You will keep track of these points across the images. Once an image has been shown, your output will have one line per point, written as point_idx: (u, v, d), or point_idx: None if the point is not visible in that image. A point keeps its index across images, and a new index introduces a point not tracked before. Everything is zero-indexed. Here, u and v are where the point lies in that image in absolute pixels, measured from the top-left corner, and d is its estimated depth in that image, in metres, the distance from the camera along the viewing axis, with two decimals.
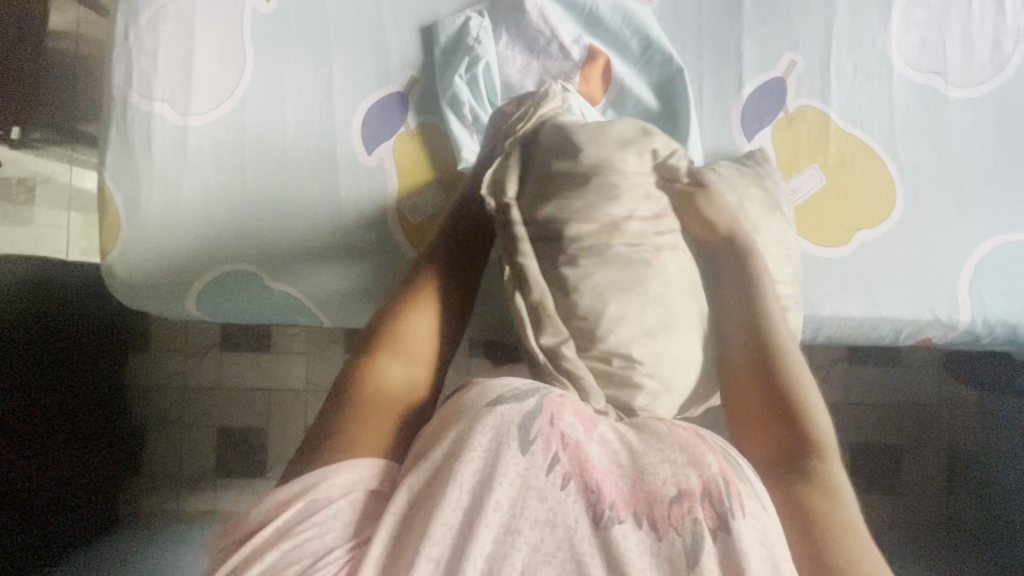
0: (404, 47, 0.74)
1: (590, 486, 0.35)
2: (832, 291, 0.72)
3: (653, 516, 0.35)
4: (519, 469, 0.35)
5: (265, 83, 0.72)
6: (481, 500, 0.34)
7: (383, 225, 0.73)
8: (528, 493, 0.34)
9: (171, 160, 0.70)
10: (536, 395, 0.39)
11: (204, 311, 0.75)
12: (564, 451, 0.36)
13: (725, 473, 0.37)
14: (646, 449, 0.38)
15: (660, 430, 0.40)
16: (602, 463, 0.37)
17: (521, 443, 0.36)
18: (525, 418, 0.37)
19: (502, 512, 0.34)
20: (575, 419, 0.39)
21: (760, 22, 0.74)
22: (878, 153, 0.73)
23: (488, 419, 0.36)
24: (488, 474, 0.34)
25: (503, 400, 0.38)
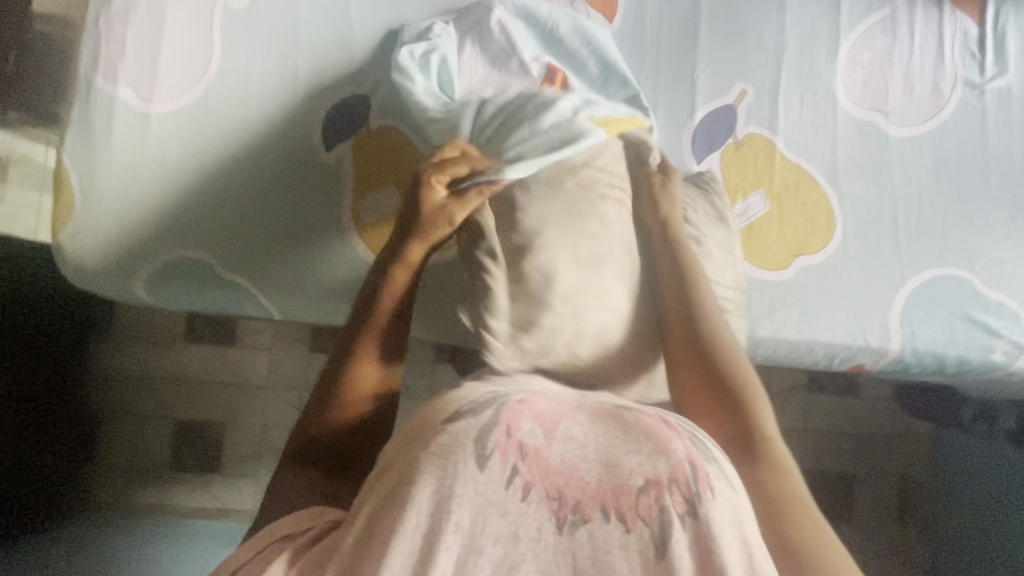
0: (373, 54, 0.77)
1: (553, 489, 0.35)
2: (773, 313, 0.74)
3: (621, 508, 0.34)
4: (477, 488, 0.34)
5: (232, 79, 0.74)
6: (438, 526, 0.33)
7: (339, 223, 0.75)
8: (487, 509, 0.34)
9: (132, 144, 0.71)
10: (492, 406, 0.38)
11: (152, 295, 0.75)
12: (523, 460, 0.35)
13: (692, 457, 0.37)
14: (615, 440, 0.37)
15: (626, 419, 0.39)
16: (566, 461, 0.36)
17: (476, 458, 0.34)
18: (481, 430, 0.36)
19: (462, 533, 0.33)
20: (533, 425, 0.37)
21: (715, 50, 0.77)
22: (819, 183, 0.76)
23: (442, 439, 0.35)
24: (441, 497, 0.33)
25: (460, 416, 0.37)
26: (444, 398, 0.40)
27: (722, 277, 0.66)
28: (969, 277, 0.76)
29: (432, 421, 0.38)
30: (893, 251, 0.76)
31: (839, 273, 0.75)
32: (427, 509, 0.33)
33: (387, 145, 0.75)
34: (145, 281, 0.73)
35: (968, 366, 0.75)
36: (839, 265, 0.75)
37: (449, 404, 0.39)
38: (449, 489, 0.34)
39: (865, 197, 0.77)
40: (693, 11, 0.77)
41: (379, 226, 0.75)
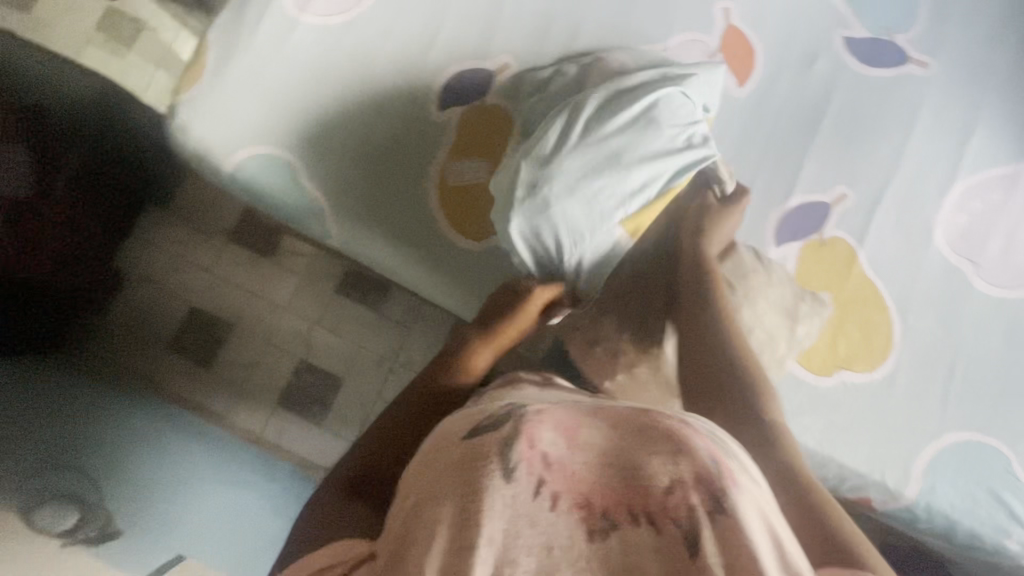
0: (512, 37, 0.79)
1: (580, 497, 0.36)
2: (798, 415, 0.73)
3: (649, 509, 0.35)
4: (506, 500, 0.36)
5: (379, 17, 0.78)
6: (470, 534, 0.35)
7: (425, 178, 0.77)
8: (519, 519, 0.36)
9: (271, 40, 0.76)
10: (513, 422, 0.40)
11: (231, 181, 0.78)
12: (546, 472, 0.37)
13: (714, 455, 0.37)
14: (639, 444, 0.38)
15: (646, 424, 0.40)
16: (589, 467, 0.38)
17: (503, 471, 0.37)
18: (504, 447, 0.38)
19: (496, 544, 0.35)
20: (554, 436, 0.39)
21: (831, 149, 0.78)
22: (889, 307, 0.75)
23: (459, 458, 0.39)
24: (475, 503, 0.36)
25: (478, 433, 0.41)
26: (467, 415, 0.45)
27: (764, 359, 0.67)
28: (1006, 451, 0.73)
29: (451, 439, 0.42)
30: (941, 396, 0.74)
31: (880, 402, 0.73)
32: (459, 512, 0.36)
33: (492, 124, 0.78)
34: (230, 167, 0.76)
35: (977, 541, 0.73)
36: (882, 393, 0.74)
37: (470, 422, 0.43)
38: (479, 502, 0.36)
39: (929, 339, 0.75)
40: (821, 105, 0.78)
41: (459, 193, 0.77)
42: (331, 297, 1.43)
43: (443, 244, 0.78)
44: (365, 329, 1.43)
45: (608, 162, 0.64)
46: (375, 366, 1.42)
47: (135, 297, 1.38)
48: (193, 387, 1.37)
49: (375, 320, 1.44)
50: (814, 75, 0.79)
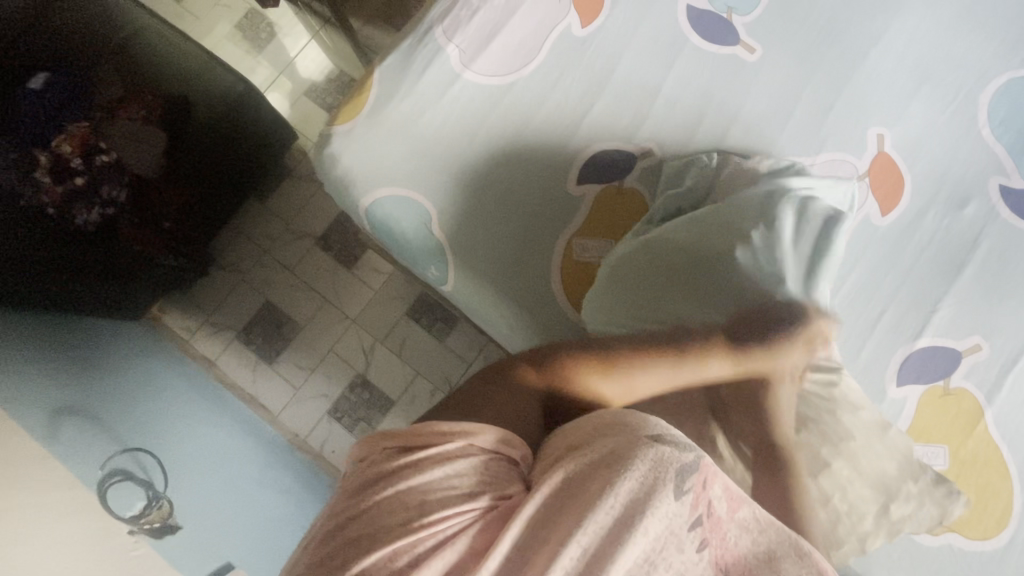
0: (661, 125, 0.80)
1: (721, 562, 0.43)
2: (894, 567, 0.69)
3: None
4: (670, 514, 0.41)
5: (536, 84, 0.81)
6: (630, 527, 0.39)
7: (549, 246, 0.79)
8: (670, 540, 0.41)
9: (431, 89, 0.80)
10: (695, 454, 0.44)
11: (362, 214, 0.81)
12: (711, 523, 0.43)
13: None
14: (792, 559, 0.44)
15: (803, 547, 0.45)
16: (739, 543, 0.44)
17: (676, 489, 0.41)
18: (684, 468, 0.42)
19: (648, 539, 0.40)
20: (722, 494, 0.45)
21: (972, 294, 0.75)
22: (1011, 476, 0.71)
23: (649, 451, 0.42)
24: (641, 503, 0.40)
25: (665, 442, 0.43)
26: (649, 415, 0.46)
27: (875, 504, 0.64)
28: None
29: (635, 430, 0.44)
30: None
31: (986, 574, 0.69)
32: (626, 498, 0.40)
33: (628, 208, 0.78)
34: (366, 203, 0.79)
35: None
36: (991, 564, 0.69)
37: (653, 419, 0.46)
38: (648, 501, 0.40)
39: None
40: (966, 249, 0.76)
41: (581, 268, 0.78)
42: (400, 319, 1.45)
43: (554, 312, 0.79)
44: (426, 358, 1.44)
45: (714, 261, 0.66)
46: (428, 396, 1.41)
47: (219, 282, 1.44)
48: (253, 379, 1.40)
49: (438, 350, 1.44)
50: (964, 216, 0.77)
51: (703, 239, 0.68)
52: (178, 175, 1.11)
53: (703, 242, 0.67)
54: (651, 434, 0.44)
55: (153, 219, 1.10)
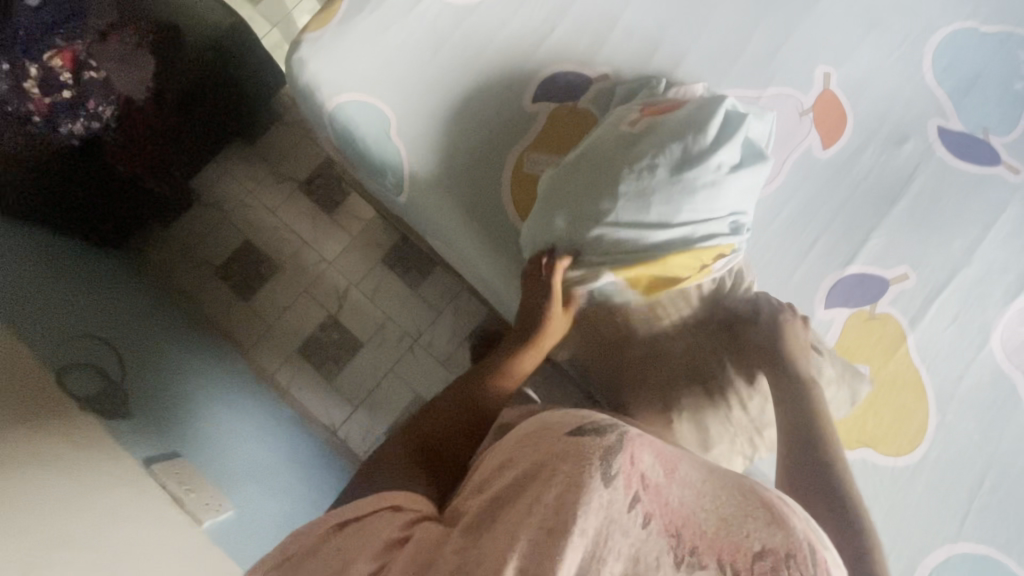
0: (617, 53, 0.84)
1: (672, 527, 0.44)
2: None
3: (734, 564, 0.42)
4: (603, 500, 0.43)
5: (500, 8, 0.84)
6: (568, 522, 0.42)
7: (501, 161, 0.82)
8: (612, 521, 0.43)
9: (398, 6, 0.83)
10: (617, 434, 0.49)
11: (326, 122, 0.84)
12: (643, 491, 0.46)
13: (810, 543, 0.43)
14: (740, 512, 0.46)
15: (750, 493, 0.48)
16: (684, 503, 0.46)
17: (603, 475, 0.45)
18: (606, 452, 0.47)
19: (587, 538, 0.41)
20: (654, 462, 0.49)
21: (903, 227, 0.78)
22: (928, 399, 0.73)
23: (574, 446, 0.48)
24: (573, 496, 0.43)
25: (587, 432, 0.49)
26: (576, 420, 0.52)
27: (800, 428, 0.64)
28: None
29: (557, 430, 0.51)
30: (968, 504, 0.71)
31: (900, 491, 0.71)
32: (556, 498, 0.44)
33: (577, 124, 0.81)
34: (331, 109, 0.82)
35: None
36: (905, 483, 0.71)
37: (578, 421, 0.52)
38: (578, 496, 0.43)
39: (967, 442, 0.72)
40: (901, 185, 0.79)
41: (530, 183, 0.81)
42: (375, 265, 1.48)
43: (504, 227, 0.82)
44: (398, 303, 1.46)
45: (636, 182, 0.65)
46: (396, 341, 1.44)
47: (199, 218, 1.47)
48: (225, 313, 1.43)
49: (410, 297, 1.46)
50: (901, 153, 0.80)
51: (623, 152, 0.66)
52: (166, 106, 1.13)
53: (626, 150, 0.66)
54: (568, 431, 0.50)
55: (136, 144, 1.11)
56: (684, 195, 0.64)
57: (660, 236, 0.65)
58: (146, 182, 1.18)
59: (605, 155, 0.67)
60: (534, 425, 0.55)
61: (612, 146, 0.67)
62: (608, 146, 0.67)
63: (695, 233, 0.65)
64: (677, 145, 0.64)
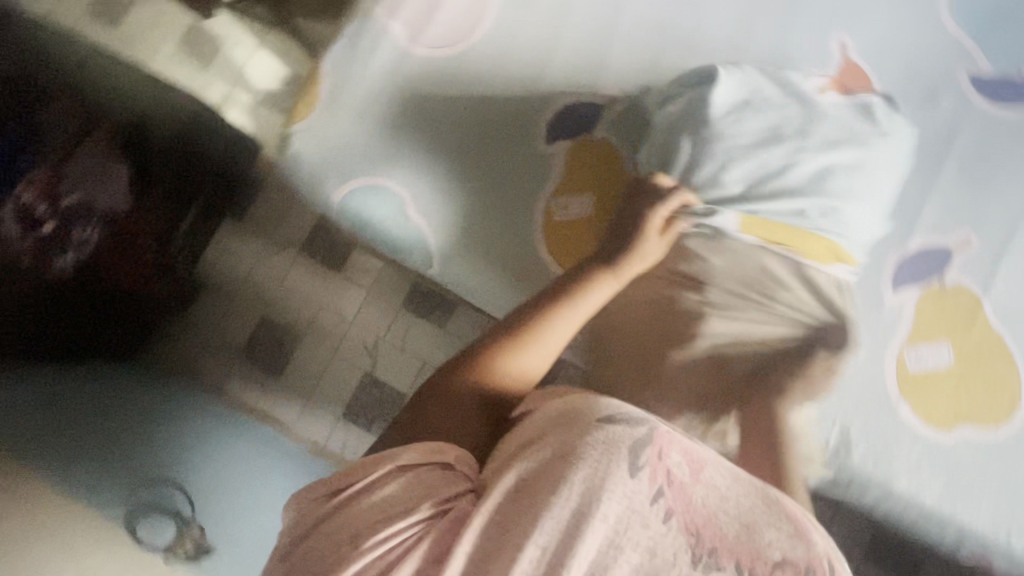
0: (621, 72, 0.79)
1: (694, 526, 0.44)
2: (917, 468, 0.70)
3: (754, 570, 0.43)
4: (626, 490, 0.43)
5: (488, 48, 0.79)
6: (589, 511, 0.42)
7: (529, 212, 0.77)
8: (632, 516, 0.43)
9: (382, 73, 0.78)
10: (649, 426, 0.47)
11: (338, 210, 0.79)
12: (670, 488, 0.45)
13: (831, 558, 0.45)
14: (761, 512, 0.46)
15: (773, 496, 0.48)
16: (708, 505, 0.45)
17: (630, 466, 0.44)
18: (636, 445, 0.45)
19: (608, 525, 0.42)
20: (681, 459, 0.47)
21: (955, 189, 0.74)
22: (1015, 362, 0.72)
23: (604, 433, 0.45)
24: (596, 483, 0.43)
25: (616, 420, 0.46)
26: (596, 402, 0.48)
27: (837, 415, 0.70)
28: None
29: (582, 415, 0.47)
30: None
31: (1005, 461, 0.70)
32: (581, 485, 0.42)
33: (600, 158, 0.77)
34: (339, 200, 0.77)
35: None
36: (1008, 452, 0.70)
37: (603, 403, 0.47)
38: (602, 482, 0.43)
39: None
40: (945, 144, 0.75)
41: (564, 229, 0.77)
42: None
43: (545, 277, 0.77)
44: None
45: (757, 153, 0.68)
46: None
47: None
48: None
49: None
50: (938, 110, 0.76)
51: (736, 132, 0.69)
52: (154, 212, 1.03)
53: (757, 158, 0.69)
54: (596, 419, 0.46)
55: (135, 259, 1.01)
56: (796, 173, 0.68)
57: (767, 205, 0.68)
58: (154, 294, 1.05)
59: (727, 123, 0.69)
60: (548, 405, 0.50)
61: (735, 118, 0.70)
62: (735, 116, 0.70)
63: (801, 202, 0.68)
64: (795, 134, 0.69)
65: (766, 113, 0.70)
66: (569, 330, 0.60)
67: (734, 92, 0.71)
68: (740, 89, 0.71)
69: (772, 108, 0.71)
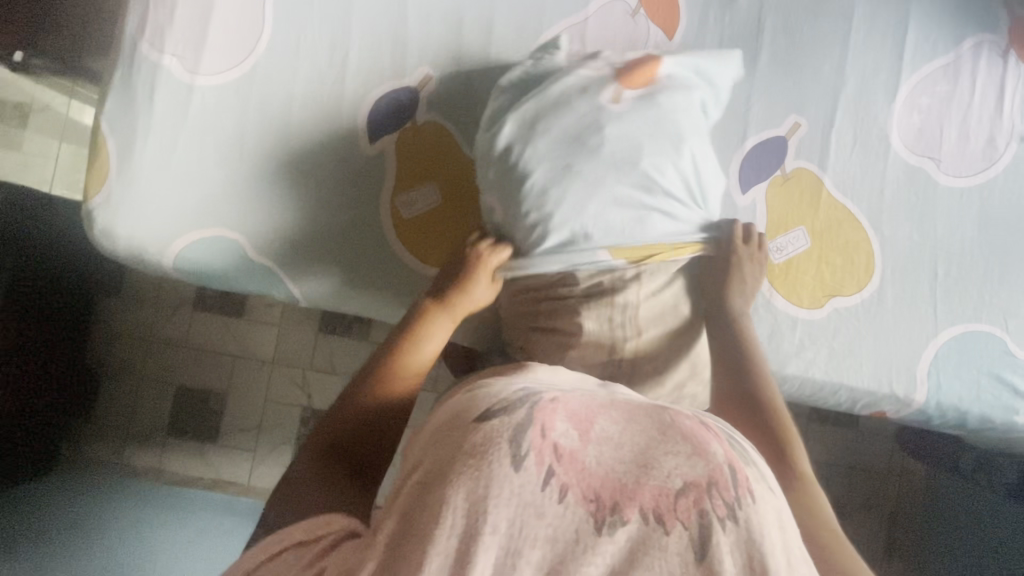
0: (424, 48, 0.74)
1: (590, 491, 0.36)
2: (801, 349, 0.74)
3: (659, 511, 0.36)
4: (513, 489, 0.35)
5: (279, 58, 0.72)
6: (476, 525, 0.34)
7: (375, 214, 0.74)
8: (525, 511, 0.35)
9: (171, 114, 0.70)
10: (526, 404, 0.39)
11: (180, 270, 0.73)
12: (558, 464, 0.37)
13: (731, 461, 0.39)
14: (655, 441, 0.39)
15: (665, 418, 0.41)
16: (602, 463, 0.37)
17: (511, 459, 0.36)
18: (516, 429, 0.37)
19: (501, 534, 0.34)
20: (568, 426, 0.39)
21: (772, 78, 0.76)
22: (863, 225, 0.76)
23: (476, 435, 0.37)
24: (479, 489, 0.35)
25: (493, 413, 0.39)
26: (473, 395, 0.42)
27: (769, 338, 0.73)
28: (1002, 336, 0.75)
29: (460, 421, 0.39)
30: (928, 296, 0.76)
31: (871, 319, 0.75)
32: (466, 496, 0.35)
33: (429, 143, 0.74)
34: (172, 261, 0.72)
35: (990, 424, 0.75)
36: (874, 309, 0.75)
37: (481, 401, 0.41)
38: (487, 488, 0.35)
39: (907, 244, 0.76)
40: (754, 35, 0.76)
41: (414, 225, 0.74)
42: (317, 338, 1.28)
43: (410, 275, 0.75)
44: None
45: (593, 196, 0.61)
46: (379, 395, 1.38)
47: (117, 393, 1.26)
48: (206, 467, 1.26)
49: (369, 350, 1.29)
50: (740, 4, 0.76)
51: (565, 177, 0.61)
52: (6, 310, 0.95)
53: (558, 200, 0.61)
54: (472, 419, 0.39)
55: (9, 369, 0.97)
56: (632, 196, 0.62)
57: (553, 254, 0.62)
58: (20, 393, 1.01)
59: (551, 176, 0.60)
60: (431, 422, 0.43)
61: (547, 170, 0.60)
62: (545, 167, 0.60)
63: (652, 219, 0.63)
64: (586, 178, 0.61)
65: (575, 143, 0.61)
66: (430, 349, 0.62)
67: (535, 141, 0.61)
68: (518, 128, 0.62)
69: (581, 134, 0.61)
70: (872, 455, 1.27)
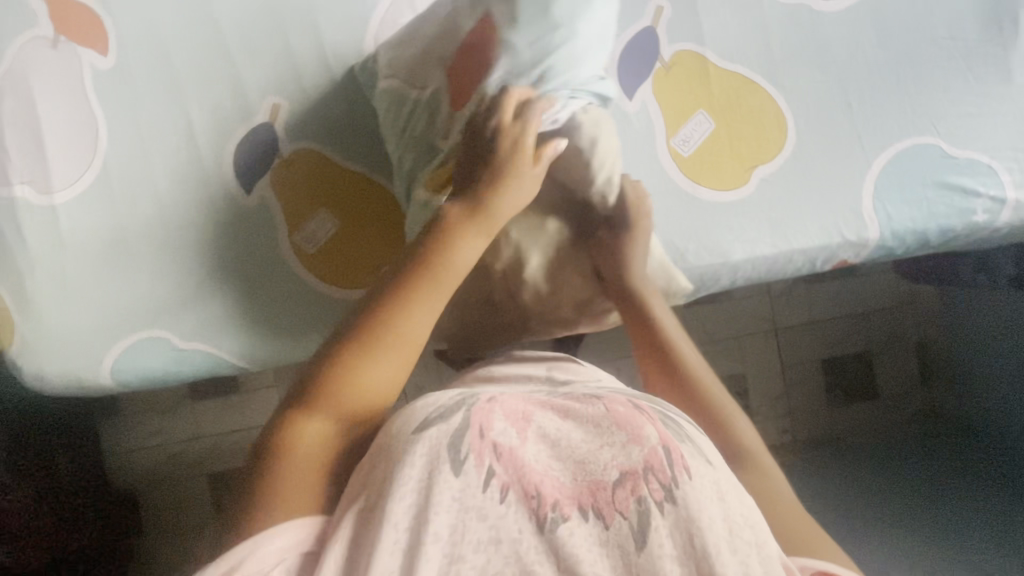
0: (262, 74, 0.71)
1: (530, 487, 0.35)
2: (742, 229, 0.71)
3: (598, 504, 0.35)
4: (454, 493, 0.34)
5: (128, 148, 0.70)
6: (417, 544, 0.33)
7: (285, 260, 0.72)
8: (467, 514, 0.34)
9: (47, 243, 0.69)
10: (462, 409, 0.38)
11: (122, 383, 0.72)
12: (498, 462, 0.36)
13: (666, 441, 0.37)
14: (594, 432, 0.38)
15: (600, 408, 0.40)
16: (541, 464, 0.36)
17: (452, 463, 0.35)
18: (453, 435, 0.36)
19: (443, 542, 0.34)
20: (506, 423, 0.37)
21: None
22: (763, 87, 0.72)
23: (420, 444, 0.36)
24: (422, 498, 0.34)
25: (430, 422, 0.37)
26: (412, 407, 0.40)
27: (717, 232, 0.70)
28: (935, 142, 0.72)
29: (401, 433, 0.38)
30: (852, 130, 0.72)
31: (802, 176, 0.72)
32: (409, 511, 0.34)
33: (309, 169, 0.72)
34: (111, 377, 0.71)
35: (956, 233, 0.72)
36: (803, 165, 0.72)
37: (419, 411, 0.39)
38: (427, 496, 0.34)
39: (811, 86, 0.72)
40: None
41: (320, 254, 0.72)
42: None
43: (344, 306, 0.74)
44: None
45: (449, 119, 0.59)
46: None
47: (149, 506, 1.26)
48: None
49: None
50: None
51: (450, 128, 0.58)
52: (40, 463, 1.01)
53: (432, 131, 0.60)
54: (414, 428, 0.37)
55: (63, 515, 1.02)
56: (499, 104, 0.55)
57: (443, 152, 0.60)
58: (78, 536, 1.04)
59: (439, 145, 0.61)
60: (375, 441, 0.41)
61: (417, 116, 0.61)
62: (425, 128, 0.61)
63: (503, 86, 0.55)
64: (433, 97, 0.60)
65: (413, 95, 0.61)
66: (405, 342, 0.47)
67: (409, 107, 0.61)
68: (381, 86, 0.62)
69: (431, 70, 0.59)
70: (879, 293, 1.23)
